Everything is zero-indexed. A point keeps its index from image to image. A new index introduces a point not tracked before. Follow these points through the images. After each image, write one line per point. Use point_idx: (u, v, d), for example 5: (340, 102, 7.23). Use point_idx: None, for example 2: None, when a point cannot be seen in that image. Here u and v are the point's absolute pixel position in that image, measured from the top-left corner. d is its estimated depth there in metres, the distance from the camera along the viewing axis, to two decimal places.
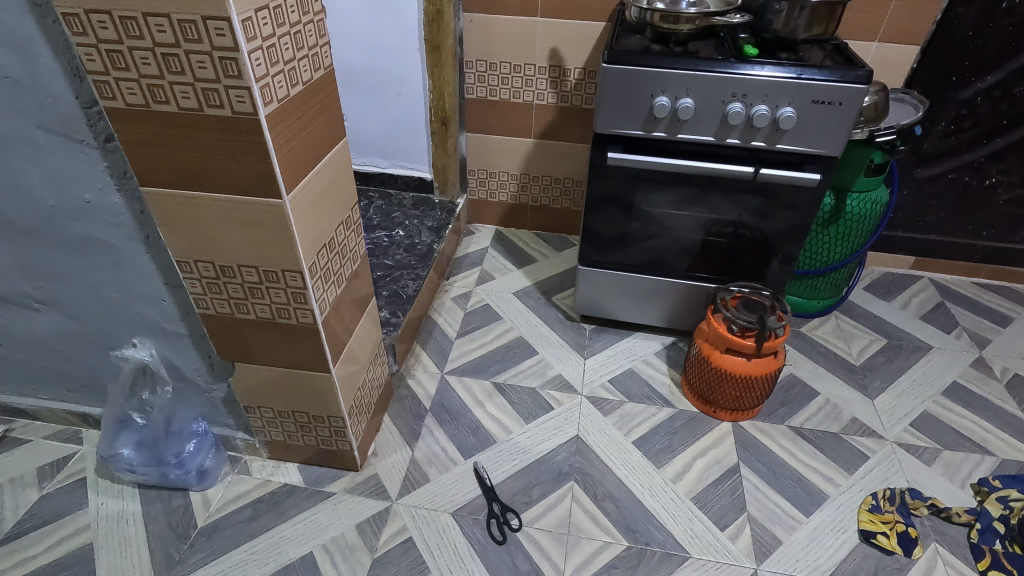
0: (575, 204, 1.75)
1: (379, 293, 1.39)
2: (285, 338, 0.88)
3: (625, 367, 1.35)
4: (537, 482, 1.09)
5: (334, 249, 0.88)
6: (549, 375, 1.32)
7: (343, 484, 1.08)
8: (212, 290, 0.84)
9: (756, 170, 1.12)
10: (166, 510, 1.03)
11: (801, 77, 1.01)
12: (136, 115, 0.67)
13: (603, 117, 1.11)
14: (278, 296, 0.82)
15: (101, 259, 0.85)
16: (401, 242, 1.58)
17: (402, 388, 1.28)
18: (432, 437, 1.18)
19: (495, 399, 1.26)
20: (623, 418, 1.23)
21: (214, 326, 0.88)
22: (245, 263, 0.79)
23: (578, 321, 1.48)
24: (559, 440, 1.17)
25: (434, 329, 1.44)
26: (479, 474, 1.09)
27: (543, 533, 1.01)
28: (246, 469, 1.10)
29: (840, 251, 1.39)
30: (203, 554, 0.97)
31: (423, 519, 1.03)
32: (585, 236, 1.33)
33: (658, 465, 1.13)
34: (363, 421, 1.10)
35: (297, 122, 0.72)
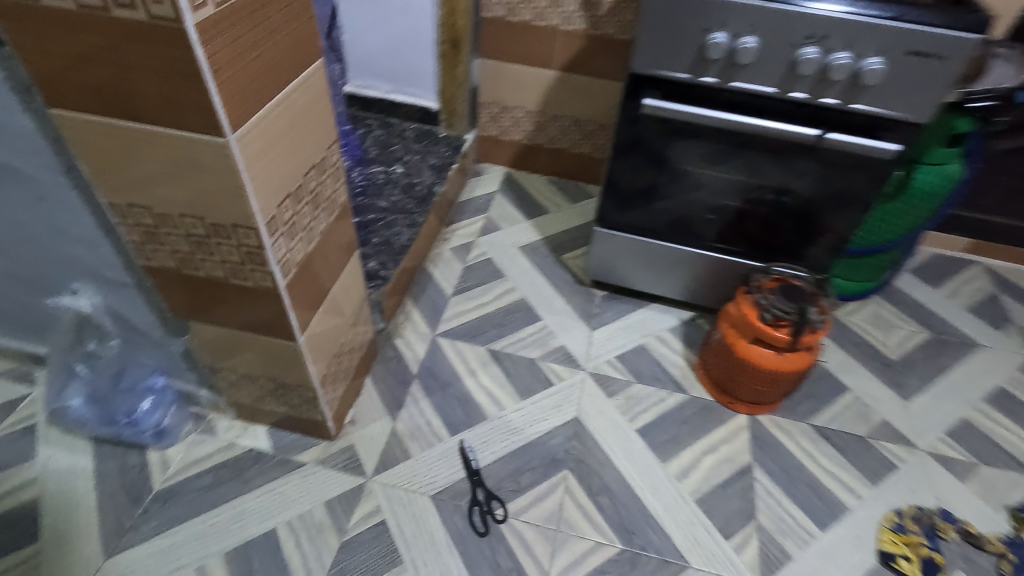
0: (596, 150, 1.56)
1: (368, 240, 1.24)
2: (242, 300, 0.75)
3: (636, 343, 1.22)
4: (527, 468, 0.99)
5: (303, 198, 0.72)
6: (551, 346, 1.20)
7: (315, 453, 0.99)
8: (152, 239, 0.69)
9: (821, 133, 0.93)
10: (120, 469, 0.94)
11: (899, 19, 0.80)
12: (26, 12, 0.50)
13: (643, 53, 0.92)
14: (229, 253, 0.68)
15: (22, 192, 0.70)
16: (398, 181, 1.41)
17: (388, 348, 1.16)
18: (416, 407, 1.07)
19: (489, 369, 1.14)
20: (628, 401, 1.11)
21: (161, 279, 0.75)
22: (186, 212, 0.65)
23: (588, 285, 1.34)
24: (556, 421, 1.06)
25: (429, 283, 1.30)
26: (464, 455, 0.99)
27: (529, 528, 0.92)
28: (210, 429, 1.00)
29: (896, 231, 1.21)
30: (156, 522, 0.89)
31: (400, 501, 0.94)
32: (606, 194, 1.16)
33: (663, 458, 1.03)
34: (340, 388, 0.99)
35: (248, 36, 0.55)
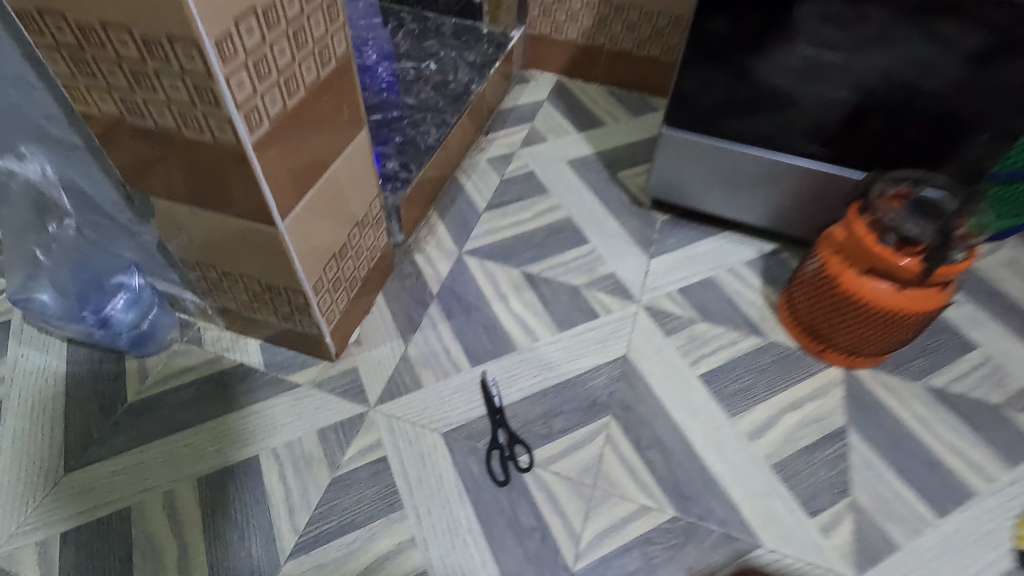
0: (666, 53, 1.30)
1: (390, 139, 1.06)
2: (204, 164, 0.59)
3: (703, 275, 1.00)
4: (561, 411, 0.81)
5: (277, 25, 0.54)
6: (599, 273, 1.00)
7: (312, 374, 0.84)
8: (81, 70, 0.53)
9: None
10: (93, 376, 0.82)
11: None
12: None
13: None
14: (175, 90, 0.51)
15: None
16: (430, 77, 1.21)
17: (406, 264, 0.99)
18: (433, 332, 0.90)
19: (522, 294, 0.96)
20: (691, 342, 0.90)
21: (106, 133, 0.59)
22: (110, 23, 0.48)
23: (647, 206, 1.12)
24: (599, 359, 0.87)
25: (459, 195, 1.11)
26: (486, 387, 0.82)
27: (559, 481, 0.75)
28: (198, 339, 0.87)
29: None
30: (126, 437, 0.77)
31: (405, 437, 0.78)
32: (681, 85, 0.92)
33: (731, 412, 0.82)
34: (342, 300, 0.82)
35: None
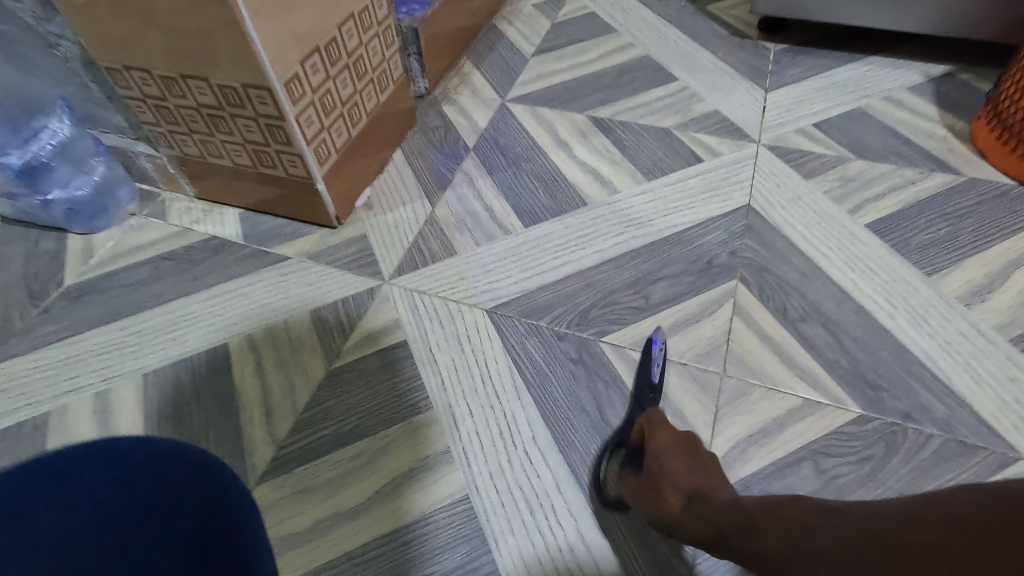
0: None
1: None
2: None
3: (847, 107, 0.70)
4: (663, 276, 0.55)
5: None
6: (695, 112, 0.72)
7: (306, 245, 0.61)
8: None
9: None
10: (26, 257, 0.62)
11: None
12: None
13: None
14: None
15: None
16: None
17: (431, 117, 0.74)
18: (471, 189, 0.65)
19: (591, 141, 0.69)
20: (845, 184, 0.62)
21: None
22: None
23: (753, 37, 0.82)
24: (712, 210, 0.60)
25: (499, 42, 0.85)
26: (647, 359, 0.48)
27: (669, 367, 0.49)
28: (161, 212, 0.66)
29: None
30: (58, 325, 0.56)
31: (433, 315, 0.53)
32: None
33: (928, 269, 0.54)
34: (339, 132, 0.58)
35: None
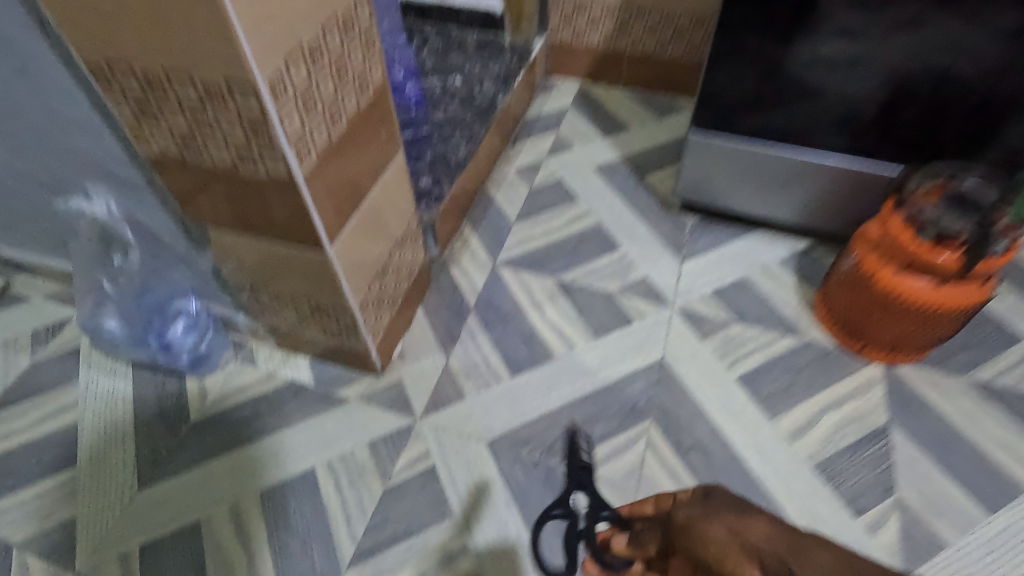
0: (690, 53, 1.31)
1: (421, 157, 1.10)
2: (256, 194, 0.62)
3: (736, 277, 1.00)
4: (602, 417, 0.84)
5: (320, 57, 0.55)
6: (631, 278, 1.01)
7: (360, 389, 0.88)
8: (146, 117, 0.57)
9: None
10: (158, 396, 0.88)
11: None
12: None
13: None
14: (232, 130, 0.54)
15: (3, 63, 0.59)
16: (457, 93, 1.25)
17: (442, 278, 1.02)
18: (473, 343, 0.93)
19: (557, 303, 0.98)
20: (726, 344, 0.91)
21: (169, 173, 0.64)
22: (173, 72, 0.50)
23: (677, 209, 1.12)
24: (638, 364, 0.89)
25: (490, 207, 1.14)
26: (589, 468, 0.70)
27: (604, 485, 0.77)
28: (251, 358, 0.92)
29: None
30: (193, 454, 0.82)
31: (451, 447, 0.81)
32: (707, 85, 0.92)
33: (771, 414, 0.83)
34: (385, 317, 0.86)
35: None
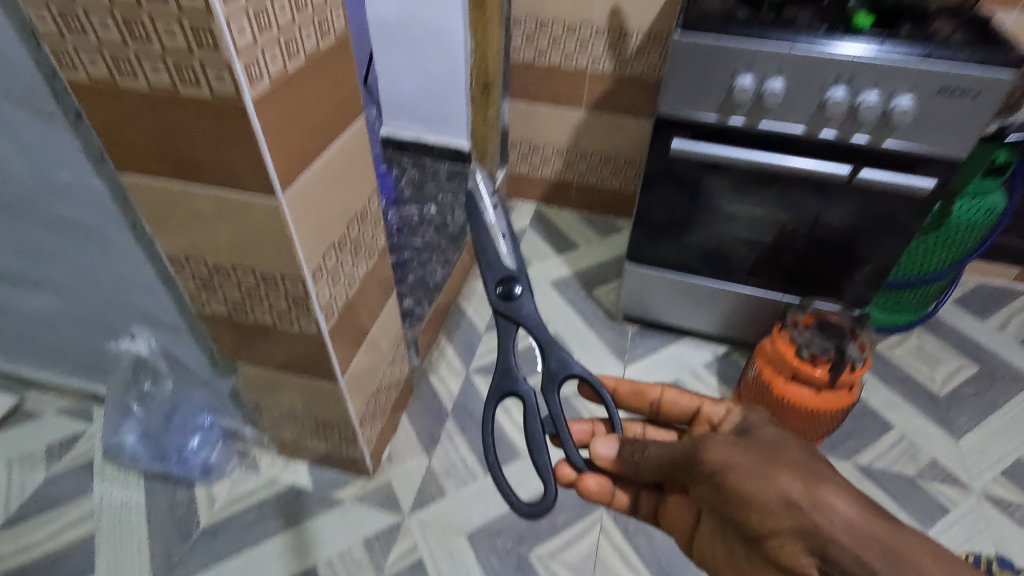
0: (625, 185, 1.59)
1: (404, 279, 1.29)
2: (286, 343, 0.79)
3: (669, 380, 1.21)
4: (563, 507, 0.99)
5: (345, 246, 0.76)
6: None
7: (353, 490, 1.01)
8: (207, 289, 0.74)
9: (853, 171, 0.92)
10: (170, 504, 0.98)
11: (927, 59, 0.80)
12: (101, 92, 0.54)
13: (670, 98, 0.93)
14: (278, 301, 0.72)
15: (87, 244, 0.74)
16: (432, 220, 1.47)
17: (423, 385, 1.18)
18: (452, 445, 1.08)
19: (523, 406, 1.15)
20: None
21: (214, 325, 0.80)
22: (240, 264, 0.69)
23: (620, 319, 1.34)
24: None
25: (462, 320, 1.33)
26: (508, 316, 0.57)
27: (566, 568, 0.92)
28: (254, 466, 1.03)
29: (939, 261, 1.19)
30: (204, 558, 0.92)
31: (436, 540, 0.94)
32: (638, 228, 1.16)
33: None
34: (378, 427, 1.02)
35: (297, 104, 0.59)
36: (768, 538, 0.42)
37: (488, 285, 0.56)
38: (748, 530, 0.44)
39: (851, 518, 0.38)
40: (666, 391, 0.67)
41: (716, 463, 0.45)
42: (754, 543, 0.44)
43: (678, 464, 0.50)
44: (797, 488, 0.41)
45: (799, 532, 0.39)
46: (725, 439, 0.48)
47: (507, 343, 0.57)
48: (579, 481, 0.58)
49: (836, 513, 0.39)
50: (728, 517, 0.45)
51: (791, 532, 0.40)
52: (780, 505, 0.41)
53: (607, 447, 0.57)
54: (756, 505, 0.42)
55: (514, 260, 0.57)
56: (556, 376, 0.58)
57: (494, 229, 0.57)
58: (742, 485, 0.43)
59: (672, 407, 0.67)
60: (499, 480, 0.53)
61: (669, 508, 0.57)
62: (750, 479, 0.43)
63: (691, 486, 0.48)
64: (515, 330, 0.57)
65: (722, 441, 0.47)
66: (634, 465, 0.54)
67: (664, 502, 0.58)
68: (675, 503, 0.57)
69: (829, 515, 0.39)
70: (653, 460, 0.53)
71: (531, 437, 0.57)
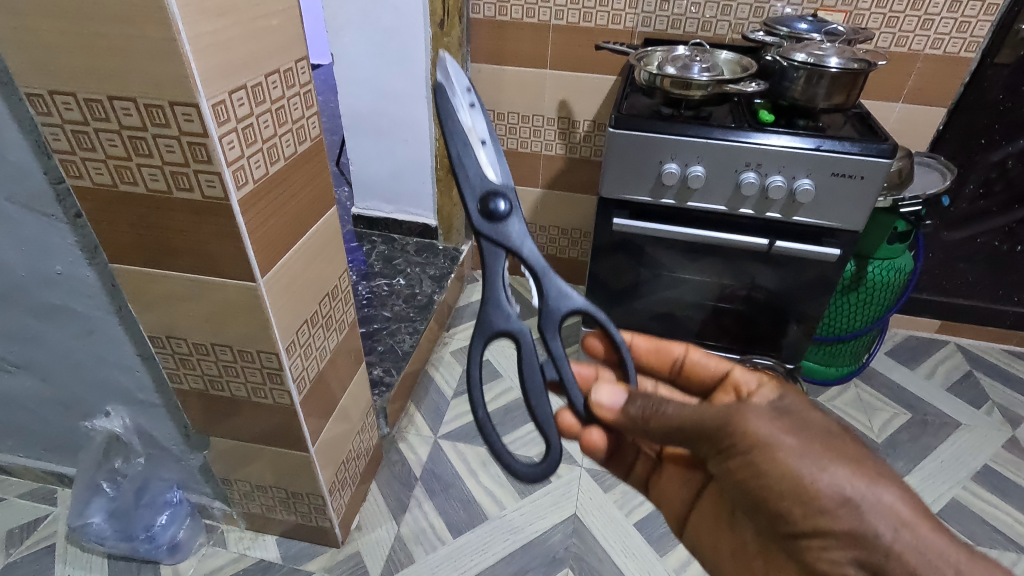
0: (582, 255, 1.72)
1: (374, 349, 1.35)
2: (257, 414, 0.84)
3: None
4: (530, 567, 1.02)
5: (317, 322, 0.83)
6: None
7: (322, 562, 1.02)
8: (185, 366, 0.80)
9: (771, 241, 1.05)
10: None
11: (819, 148, 0.94)
12: (104, 195, 0.62)
13: (610, 183, 1.05)
14: (253, 376, 0.78)
15: (72, 327, 0.79)
16: (401, 292, 1.55)
17: (392, 453, 1.22)
18: (420, 510, 1.11)
19: (489, 469, 1.19)
20: (624, 495, 1.15)
21: (190, 400, 0.85)
22: (218, 342, 0.75)
23: None
24: (555, 518, 1.10)
25: (431, 386, 1.38)
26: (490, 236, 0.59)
27: None
28: (222, 541, 1.04)
29: (862, 318, 1.32)
30: None
31: None
32: (591, 295, 1.26)
33: (661, 552, 1.06)
34: (348, 495, 1.04)
35: (275, 200, 0.67)
36: (801, 527, 0.49)
37: (470, 204, 0.58)
38: (777, 512, 0.51)
39: (896, 518, 0.46)
40: (692, 354, 0.76)
41: (770, 449, 0.50)
42: (778, 524, 0.51)
43: (708, 432, 0.52)
44: (852, 484, 0.47)
45: (843, 531, 0.47)
46: (774, 417, 0.52)
47: (495, 273, 0.60)
48: (584, 434, 0.65)
49: (883, 516, 0.46)
50: (761, 500, 0.52)
51: (834, 529, 0.47)
52: (827, 505, 0.47)
53: (611, 397, 0.57)
54: (801, 496, 0.49)
55: (499, 172, 0.59)
56: (554, 311, 0.62)
57: (471, 132, 0.57)
58: (793, 475, 0.49)
59: (694, 367, 0.76)
60: (494, 440, 0.59)
61: (663, 476, 0.71)
62: (803, 470, 0.49)
63: (718, 464, 0.53)
64: (502, 256, 0.60)
65: (775, 423, 0.51)
66: (639, 423, 0.54)
67: (660, 469, 0.72)
68: (672, 476, 0.70)
69: (881, 523, 0.46)
70: (659, 431, 0.53)
71: (531, 383, 0.61)
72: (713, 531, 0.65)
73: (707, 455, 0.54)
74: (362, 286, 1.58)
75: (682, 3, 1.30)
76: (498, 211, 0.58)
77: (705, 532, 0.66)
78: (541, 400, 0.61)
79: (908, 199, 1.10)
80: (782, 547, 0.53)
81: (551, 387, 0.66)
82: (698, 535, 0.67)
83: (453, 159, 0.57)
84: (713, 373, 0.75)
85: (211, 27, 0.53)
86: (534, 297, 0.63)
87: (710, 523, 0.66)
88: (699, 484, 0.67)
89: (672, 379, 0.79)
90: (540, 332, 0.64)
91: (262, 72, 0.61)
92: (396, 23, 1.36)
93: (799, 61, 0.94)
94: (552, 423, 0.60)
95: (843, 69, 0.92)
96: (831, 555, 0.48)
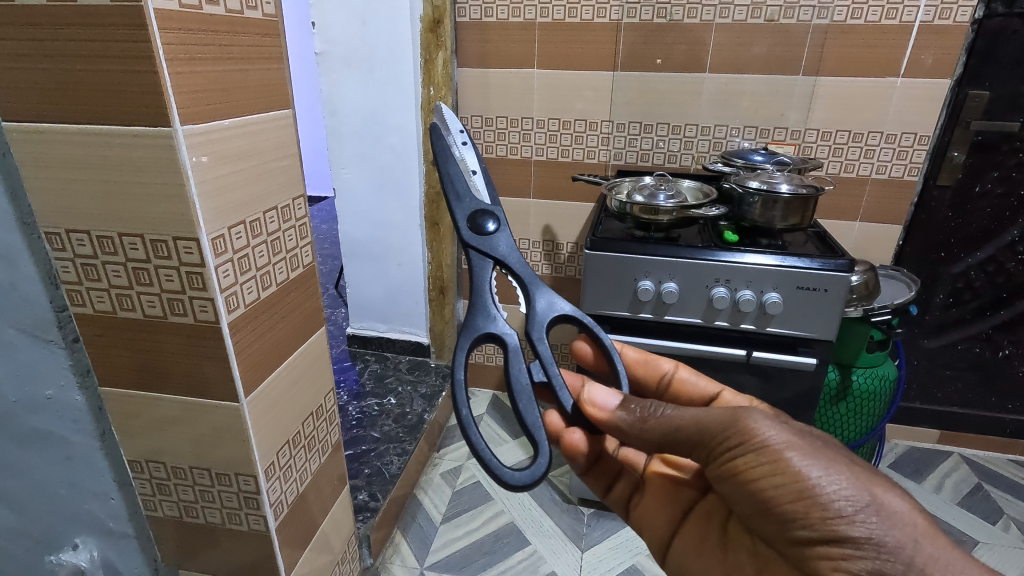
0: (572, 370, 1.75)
1: (360, 472, 1.32)
2: (233, 545, 0.81)
3: (627, 564, 1.21)
4: None
5: (300, 443, 0.83)
6: (541, 572, 1.18)
7: None
8: (161, 491, 0.79)
9: (747, 352, 1.08)
10: None
11: (783, 264, 1.00)
12: (104, 321, 0.67)
13: (589, 300, 1.11)
14: (230, 501, 0.76)
15: (38, 459, 0.74)
16: (391, 411, 1.55)
17: None
18: None
19: None
20: None
21: (164, 529, 0.83)
22: (195, 465, 0.75)
23: (575, 503, 1.37)
24: None
25: (418, 512, 1.33)
26: (478, 242, 0.66)
27: None
28: None
29: (854, 430, 1.31)
30: None
31: None
32: None
33: None
34: None
35: (267, 322, 0.72)
36: (819, 533, 0.51)
37: (460, 221, 0.66)
38: (786, 516, 0.53)
39: (913, 528, 0.48)
40: (681, 372, 0.82)
41: (777, 451, 0.53)
42: (788, 529, 0.53)
43: (708, 433, 0.55)
44: (864, 490, 0.50)
45: (864, 539, 0.49)
46: (777, 423, 0.55)
47: (483, 279, 0.65)
48: (566, 433, 0.65)
49: (900, 524, 0.49)
50: (769, 504, 0.54)
51: (854, 536, 0.49)
52: (844, 510, 0.49)
53: (605, 398, 0.61)
54: (814, 499, 0.51)
55: (487, 197, 0.69)
56: (541, 315, 0.65)
57: (463, 165, 0.70)
58: (804, 477, 0.51)
59: (682, 385, 0.82)
60: (483, 451, 0.57)
61: (646, 499, 0.75)
62: (815, 474, 0.51)
63: (719, 466, 0.56)
64: (489, 265, 0.66)
65: (780, 428, 0.54)
66: (636, 423, 0.57)
67: (644, 490, 0.75)
68: (653, 494, 0.74)
69: (898, 532, 0.48)
70: (655, 430, 0.56)
71: (519, 387, 0.61)
72: (701, 552, 0.68)
73: (705, 459, 0.57)
74: (353, 406, 1.57)
75: (649, 140, 1.46)
76: (486, 227, 0.67)
77: (691, 553, 0.69)
78: (529, 406, 0.60)
79: (879, 309, 1.14)
80: (788, 555, 0.55)
81: (540, 392, 0.67)
82: (684, 559, 0.70)
83: (448, 183, 0.68)
84: (698, 393, 0.82)
85: (224, 172, 0.61)
86: (521, 303, 0.67)
87: (697, 544, 0.68)
88: (686, 503, 0.71)
89: (658, 396, 0.84)
90: (527, 338, 0.66)
91: (261, 210, 0.68)
92: (393, 161, 1.51)
93: (754, 188, 1.04)
94: (540, 426, 0.59)
95: (793, 194, 1.01)
96: (850, 565, 0.49)
